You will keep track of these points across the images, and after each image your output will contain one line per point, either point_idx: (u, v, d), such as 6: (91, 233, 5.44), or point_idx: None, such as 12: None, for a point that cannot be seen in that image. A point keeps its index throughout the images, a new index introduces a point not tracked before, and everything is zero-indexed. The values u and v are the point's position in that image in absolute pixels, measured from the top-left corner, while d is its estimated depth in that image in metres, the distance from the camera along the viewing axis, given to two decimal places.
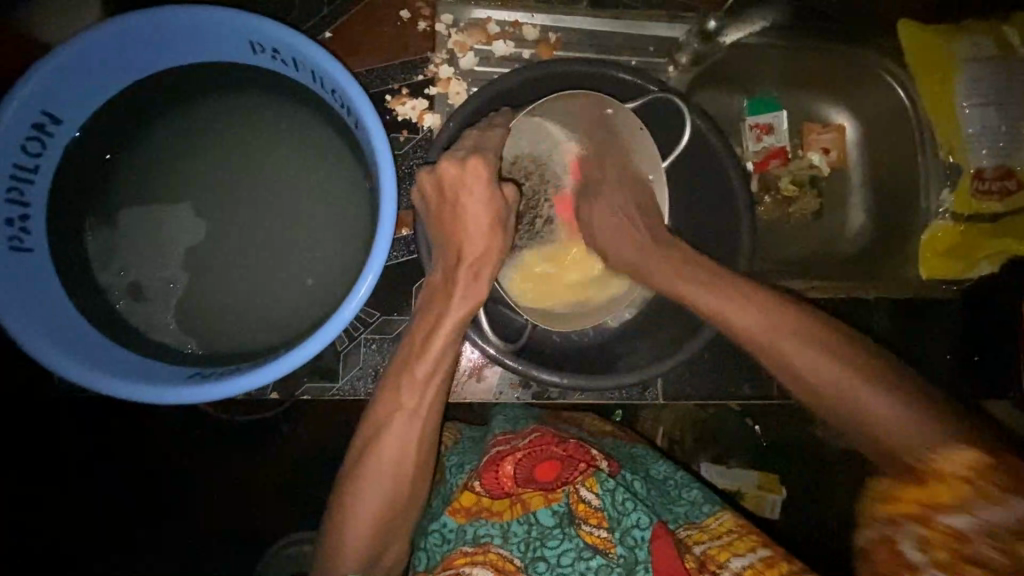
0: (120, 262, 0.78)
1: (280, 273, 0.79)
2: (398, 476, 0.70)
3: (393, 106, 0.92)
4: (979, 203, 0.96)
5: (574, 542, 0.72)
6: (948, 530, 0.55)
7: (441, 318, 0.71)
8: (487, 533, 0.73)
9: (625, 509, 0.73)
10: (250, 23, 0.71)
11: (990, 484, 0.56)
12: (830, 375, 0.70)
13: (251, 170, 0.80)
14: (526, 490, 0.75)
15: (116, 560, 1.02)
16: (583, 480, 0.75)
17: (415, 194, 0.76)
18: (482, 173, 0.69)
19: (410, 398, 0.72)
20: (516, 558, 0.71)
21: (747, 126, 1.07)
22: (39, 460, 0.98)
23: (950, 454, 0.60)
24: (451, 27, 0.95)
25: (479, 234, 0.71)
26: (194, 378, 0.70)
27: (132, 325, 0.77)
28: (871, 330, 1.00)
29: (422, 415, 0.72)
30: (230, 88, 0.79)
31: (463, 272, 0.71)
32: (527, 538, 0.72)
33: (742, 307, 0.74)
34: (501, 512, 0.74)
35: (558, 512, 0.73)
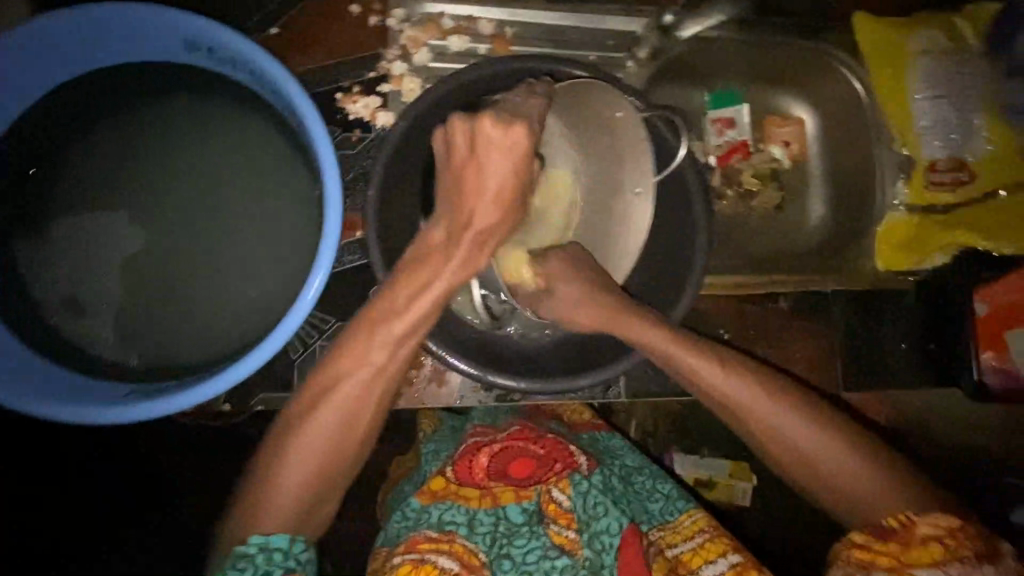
0: (53, 274, 0.74)
1: (224, 279, 0.76)
2: (348, 438, 0.68)
3: (345, 105, 0.89)
4: (933, 195, 0.98)
5: (541, 540, 0.71)
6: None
7: (426, 284, 0.69)
8: (452, 520, 0.71)
9: (596, 513, 0.72)
10: (181, 22, 0.68)
11: (964, 546, 0.62)
12: (822, 441, 0.71)
13: (191, 176, 0.77)
14: (498, 485, 0.73)
15: (109, 561, 0.97)
16: (557, 480, 0.74)
17: (436, 133, 0.68)
18: (521, 147, 0.65)
19: (378, 354, 0.68)
20: (481, 552, 0.70)
21: (710, 120, 1.07)
22: (37, 458, 0.94)
23: (927, 514, 0.65)
24: (403, 22, 0.92)
25: (497, 202, 0.68)
26: (136, 397, 0.67)
27: (69, 342, 0.73)
28: (827, 323, 1.02)
29: (387, 377, 0.69)
30: (165, 87, 0.76)
31: (468, 237, 0.69)
32: (494, 532, 0.71)
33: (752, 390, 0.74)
34: (471, 498, 0.72)
35: (528, 509, 0.72)
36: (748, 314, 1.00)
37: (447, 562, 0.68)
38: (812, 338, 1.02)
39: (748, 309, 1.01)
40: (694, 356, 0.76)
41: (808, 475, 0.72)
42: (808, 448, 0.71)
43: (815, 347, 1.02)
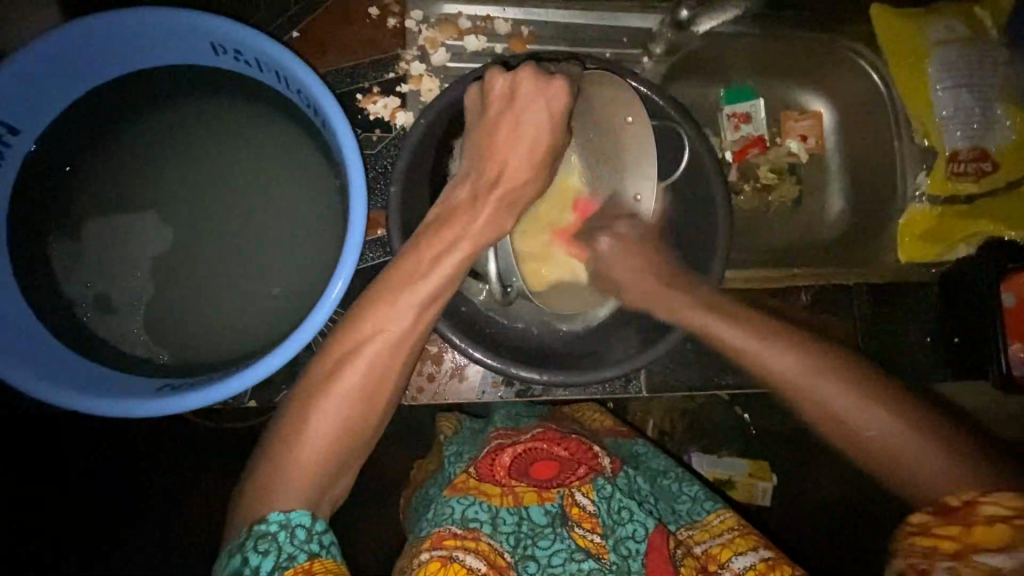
0: (84, 272, 0.76)
1: (248, 275, 0.78)
2: (365, 411, 0.66)
3: (364, 106, 0.91)
4: (955, 184, 0.98)
5: (566, 543, 0.70)
6: (988, 567, 0.55)
7: (454, 241, 0.70)
8: (475, 517, 0.70)
9: (620, 517, 0.72)
10: (208, 25, 0.70)
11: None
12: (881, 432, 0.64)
13: (218, 176, 0.78)
14: (520, 484, 0.73)
15: (110, 560, 1.00)
16: (579, 484, 0.73)
17: (472, 86, 0.73)
18: (559, 102, 0.69)
19: (403, 315, 0.67)
20: (506, 552, 0.69)
21: (725, 115, 1.07)
22: (39, 459, 0.97)
23: (987, 492, 0.59)
24: (421, 23, 0.93)
25: (528, 158, 0.71)
26: (165, 391, 0.68)
27: (99, 339, 0.75)
28: (851, 315, 0.99)
29: (405, 348, 0.67)
30: (193, 89, 0.78)
31: (494, 196, 0.71)
32: (517, 533, 0.70)
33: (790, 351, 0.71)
34: (492, 495, 0.72)
35: (551, 511, 0.71)
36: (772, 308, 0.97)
37: (473, 561, 0.66)
38: (837, 332, 0.99)
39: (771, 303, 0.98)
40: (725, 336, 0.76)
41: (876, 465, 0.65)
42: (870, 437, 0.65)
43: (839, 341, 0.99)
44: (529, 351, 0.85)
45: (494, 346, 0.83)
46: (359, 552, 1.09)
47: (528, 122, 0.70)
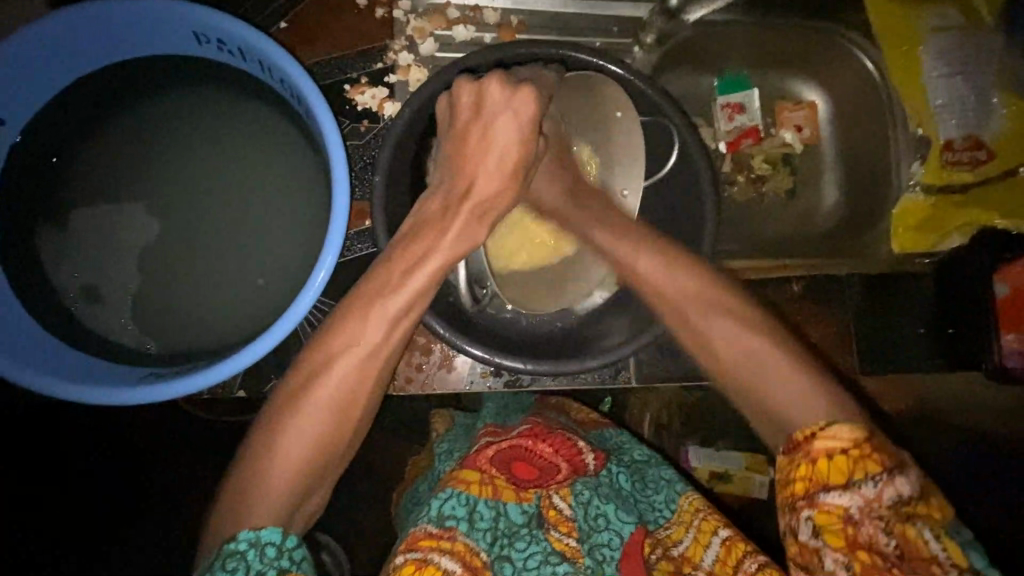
0: (74, 263, 0.77)
1: (234, 266, 0.78)
2: (341, 424, 0.66)
3: (352, 96, 0.90)
4: (949, 173, 0.95)
5: (542, 545, 0.71)
6: (835, 510, 0.54)
7: (426, 254, 0.69)
8: (452, 513, 0.69)
9: (597, 523, 0.73)
10: (190, 15, 0.70)
11: (871, 459, 0.53)
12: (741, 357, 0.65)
13: (204, 166, 0.79)
14: (500, 476, 0.73)
15: (110, 559, 1.01)
16: (557, 488, 0.74)
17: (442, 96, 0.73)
18: (526, 114, 0.69)
19: (375, 331, 0.66)
20: (483, 552, 0.69)
21: (719, 106, 1.06)
22: (40, 460, 0.97)
23: (831, 424, 0.56)
24: (409, 13, 0.93)
25: (498, 171, 0.71)
26: (150, 379, 0.69)
27: (88, 328, 0.75)
28: (845, 304, 0.98)
29: (380, 360, 0.67)
30: (180, 81, 0.78)
31: (467, 207, 0.71)
32: (495, 532, 0.70)
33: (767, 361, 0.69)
34: (472, 485, 0.71)
35: (528, 512, 0.73)
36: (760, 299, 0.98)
37: (449, 563, 0.66)
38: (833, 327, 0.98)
39: (768, 294, 0.96)
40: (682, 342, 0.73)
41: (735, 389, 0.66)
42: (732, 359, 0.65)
43: (834, 336, 0.98)
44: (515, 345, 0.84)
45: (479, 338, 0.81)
46: (354, 546, 1.10)
47: (501, 129, 0.70)
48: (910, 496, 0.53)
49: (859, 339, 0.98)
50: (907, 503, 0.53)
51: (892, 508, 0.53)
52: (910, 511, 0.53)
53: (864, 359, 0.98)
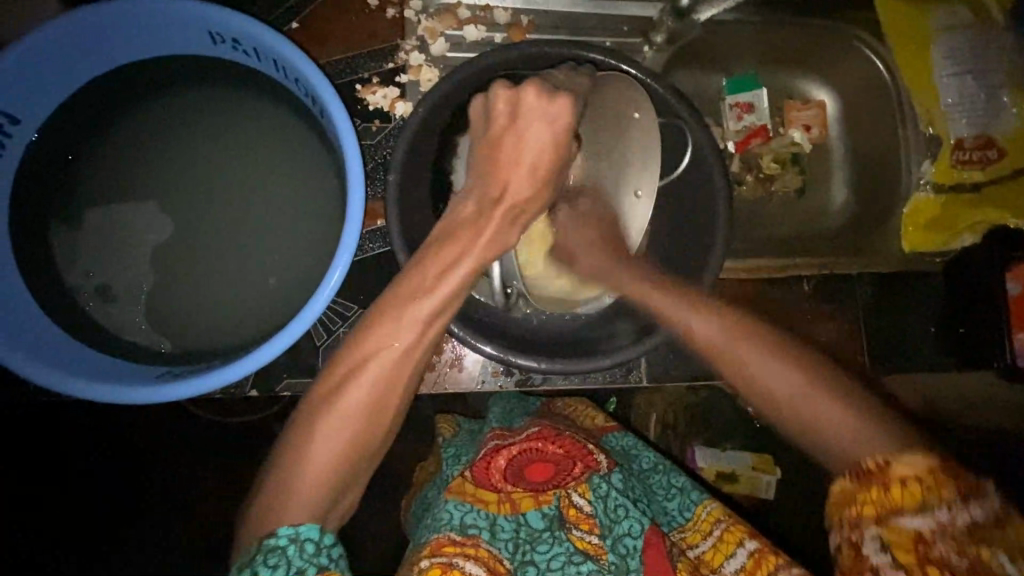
0: (88, 262, 0.77)
1: (247, 266, 0.78)
2: (373, 427, 0.65)
3: (364, 96, 0.91)
4: (959, 173, 0.96)
5: (565, 546, 0.71)
6: (909, 533, 0.52)
7: (460, 255, 0.67)
8: (474, 523, 0.70)
9: (617, 516, 0.72)
10: (205, 14, 0.70)
11: (947, 485, 0.52)
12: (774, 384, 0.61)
13: (217, 166, 0.79)
14: (516, 490, 0.74)
15: (111, 560, 1.01)
16: (576, 485, 0.74)
17: (475, 97, 0.69)
18: (562, 119, 0.66)
19: (408, 333, 0.65)
20: (505, 559, 0.69)
21: (728, 105, 1.06)
22: (38, 460, 0.97)
23: (903, 450, 0.54)
24: (420, 13, 0.93)
25: (530, 180, 0.68)
26: (166, 378, 0.69)
27: (102, 327, 0.76)
28: (854, 305, 0.99)
29: (414, 362, 0.66)
30: (193, 80, 0.78)
31: (500, 211, 0.68)
32: (516, 539, 0.71)
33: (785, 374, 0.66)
34: (489, 503, 0.72)
35: (548, 514, 0.73)
36: (770, 299, 0.98)
37: (473, 568, 0.66)
38: (840, 324, 0.99)
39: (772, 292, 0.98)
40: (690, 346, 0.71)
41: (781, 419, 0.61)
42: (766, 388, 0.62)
43: (840, 334, 0.98)
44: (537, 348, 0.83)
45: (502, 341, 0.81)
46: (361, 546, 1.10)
47: (533, 137, 0.67)
48: (987, 520, 0.51)
49: (868, 340, 0.99)
50: (984, 526, 0.51)
51: (966, 533, 0.51)
52: (987, 535, 0.51)
53: (873, 357, 0.99)
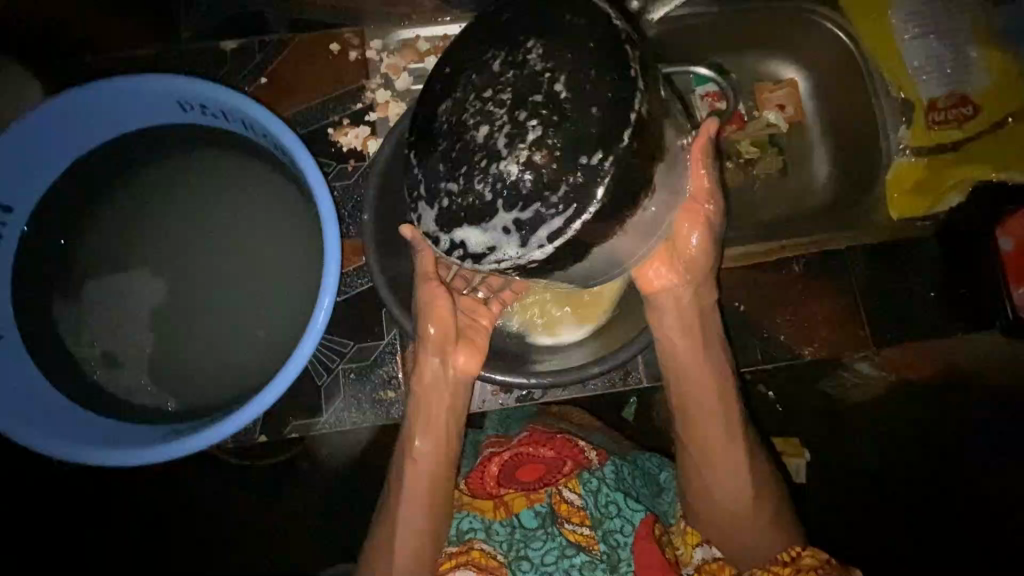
0: (91, 334, 0.80)
1: (239, 318, 0.81)
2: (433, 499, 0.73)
3: (337, 139, 0.94)
4: (938, 133, 0.95)
5: (558, 540, 0.73)
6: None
7: (433, 379, 0.76)
8: (470, 528, 0.75)
9: (608, 511, 0.73)
10: (175, 86, 0.74)
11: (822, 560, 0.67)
12: (702, 396, 0.75)
13: (201, 225, 0.83)
14: (509, 491, 0.75)
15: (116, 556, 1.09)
16: (566, 482, 0.75)
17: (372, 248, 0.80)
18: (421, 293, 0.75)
19: (428, 431, 0.75)
20: (500, 553, 0.73)
21: (698, 96, 1.07)
22: (38, 467, 1.05)
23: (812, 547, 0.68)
24: (381, 52, 0.96)
25: (439, 343, 0.75)
26: (173, 436, 0.72)
27: (111, 394, 0.79)
28: (848, 278, 0.97)
29: (434, 448, 0.75)
30: (171, 147, 0.82)
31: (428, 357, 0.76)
32: (511, 539, 0.74)
33: (708, 383, 0.75)
34: (486, 509, 0.75)
35: (541, 512, 0.74)
36: (760, 282, 0.97)
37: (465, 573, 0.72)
38: (836, 299, 0.97)
39: (763, 277, 0.98)
40: (671, 352, 0.77)
41: (698, 449, 0.74)
42: (701, 397, 0.75)
43: (837, 309, 0.97)
44: (542, 257, 0.55)
45: (566, 206, 0.54)
46: None
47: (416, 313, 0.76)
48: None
49: (869, 313, 0.97)
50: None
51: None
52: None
53: (874, 330, 0.96)
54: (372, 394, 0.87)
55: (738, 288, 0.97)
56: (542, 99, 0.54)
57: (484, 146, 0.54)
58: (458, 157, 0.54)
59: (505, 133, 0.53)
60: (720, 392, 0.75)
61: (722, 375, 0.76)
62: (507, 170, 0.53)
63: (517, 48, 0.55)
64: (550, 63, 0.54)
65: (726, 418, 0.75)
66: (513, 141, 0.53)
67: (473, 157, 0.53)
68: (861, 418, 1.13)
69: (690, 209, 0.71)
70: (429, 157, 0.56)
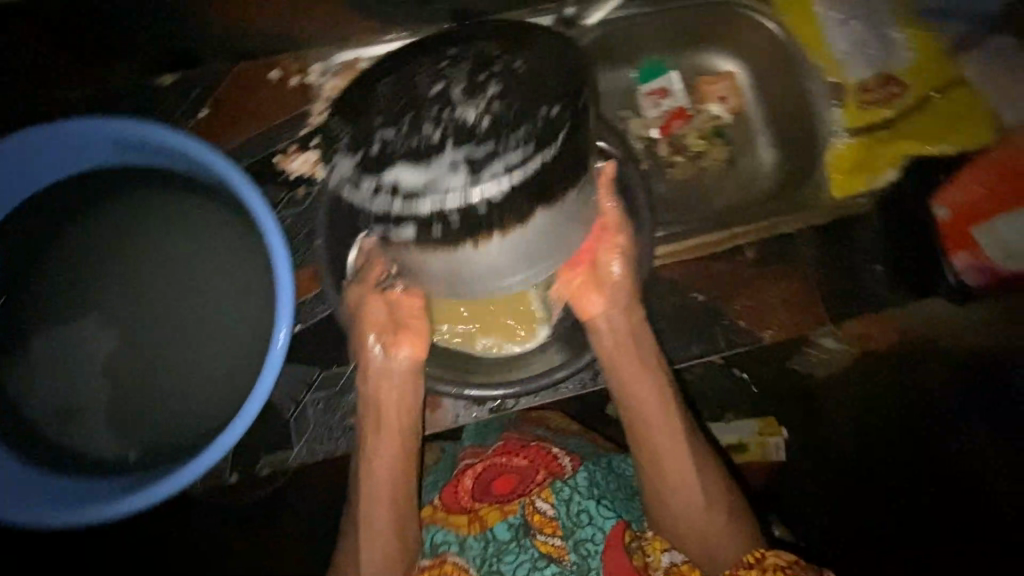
0: (41, 391, 0.78)
1: (195, 359, 0.79)
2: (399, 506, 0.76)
3: (284, 166, 0.93)
4: (868, 113, 0.99)
5: (530, 552, 0.73)
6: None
7: (384, 397, 0.78)
8: (444, 541, 0.76)
9: (580, 520, 0.74)
10: (107, 129, 0.73)
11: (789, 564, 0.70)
12: (647, 402, 0.77)
13: (146, 267, 0.80)
14: (484, 504, 0.77)
15: None
16: (539, 491, 0.76)
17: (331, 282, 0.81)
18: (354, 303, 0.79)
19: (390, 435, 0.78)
20: (472, 567, 0.74)
21: (643, 94, 1.09)
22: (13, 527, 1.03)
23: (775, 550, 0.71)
24: (322, 76, 0.95)
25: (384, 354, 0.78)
26: (136, 487, 0.70)
27: (69, 451, 0.76)
28: (799, 258, 1.01)
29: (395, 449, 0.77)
30: (112, 190, 0.80)
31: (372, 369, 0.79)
32: (484, 553, 0.74)
33: (652, 391, 0.78)
34: (460, 525, 0.76)
35: (514, 524, 0.75)
36: (718, 271, 1.00)
37: None
38: (789, 279, 1.00)
39: (719, 265, 1.00)
40: (615, 364, 0.79)
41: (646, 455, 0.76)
42: (645, 404, 0.77)
43: (793, 288, 1.00)
44: (489, 196, 0.60)
45: (519, 144, 0.61)
46: None
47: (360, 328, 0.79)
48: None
49: (823, 292, 1.00)
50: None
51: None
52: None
53: (829, 307, 0.99)
54: (343, 420, 0.86)
55: (697, 278, 0.99)
56: (498, 70, 0.64)
57: (444, 104, 0.63)
58: (406, 112, 0.63)
59: (461, 89, 0.64)
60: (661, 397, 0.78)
61: (664, 383, 0.79)
62: (464, 115, 0.62)
63: (477, 47, 0.66)
64: (502, 51, 0.66)
65: (672, 422, 0.77)
66: (470, 97, 0.63)
67: (425, 109, 0.63)
68: (827, 393, 1.16)
69: (606, 240, 0.79)
70: (367, 117, 0.64)
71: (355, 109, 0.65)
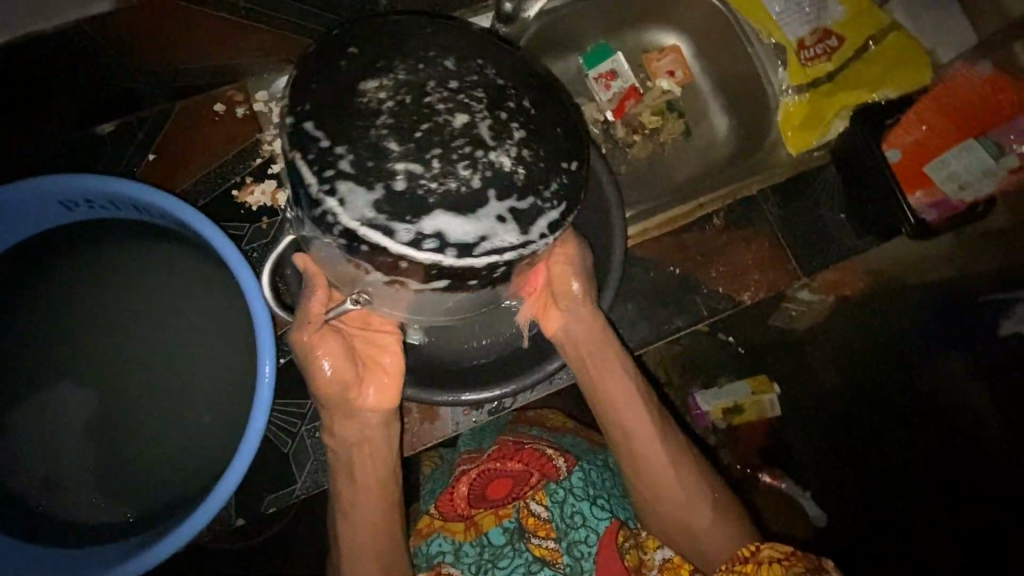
0: (24, 463, 0.75)
1: (179, 408, 0.77)
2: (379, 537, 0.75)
3: (244, 199, 0.91)
4: (812, 69, 1.01)
5: (524, 556, 0.76)
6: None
7: (355, 438, 0.74)
8: (440, 551, 0.79)
9: (573, 522, 0.76)
10: (50, 187, 0.71)
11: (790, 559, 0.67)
12: (622, 404, 0.76)
13: (112, 322, 0.78)
14: (479, 510, 0.79)
15: None
16: (534, 494, 0.78)
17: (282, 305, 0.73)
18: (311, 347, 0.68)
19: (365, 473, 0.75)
20: None
21: (592, 79, 1.10)
22: None
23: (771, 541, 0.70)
24: (269, 102, 0.93)
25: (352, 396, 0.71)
26: (138, 547, 0.69)
27: (61, 521, 0.74)
28: (766, 219, 1.03)
29: (371, 487, 0.74)
30: (66, 249, 0.78)
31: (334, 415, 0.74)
32: (479, 560, 0.77)
33: (625, 394, 0.77)
34: (456, 531, 0.79)
35: (509, 528, 0.77)
36: (688, 242, 1.01)
37: None
38: (758, 241, 1.02)
39: (689, 237, 1.02)
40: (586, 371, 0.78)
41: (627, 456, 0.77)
42: (618, 407, 0.77)
43: (764, 248, 1.02)
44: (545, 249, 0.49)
45: (558, 199, 0.49)
46: None
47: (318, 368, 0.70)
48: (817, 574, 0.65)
49: (792, 248, 1.02)
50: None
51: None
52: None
53: (801, 263, 1.02)
54: None
55: (670, 253, 1.01)
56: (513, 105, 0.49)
57: (467, 134, 0.46)
58: (426, 143, 0.46)
59: (489, 124, 0.47)
60: (637, 401, 0.77)
61: (635, 381, 0.78)
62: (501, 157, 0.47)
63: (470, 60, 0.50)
64: (508, 78, 0.50)
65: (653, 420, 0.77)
66: (498, 134, 0.47)
67: (453, 140, 0.46)
68: (808, 345, 1.20)
69: (560, 256, 0.73)
70: (371, 147, 0.46)
71: (341, 129, 0.46)
